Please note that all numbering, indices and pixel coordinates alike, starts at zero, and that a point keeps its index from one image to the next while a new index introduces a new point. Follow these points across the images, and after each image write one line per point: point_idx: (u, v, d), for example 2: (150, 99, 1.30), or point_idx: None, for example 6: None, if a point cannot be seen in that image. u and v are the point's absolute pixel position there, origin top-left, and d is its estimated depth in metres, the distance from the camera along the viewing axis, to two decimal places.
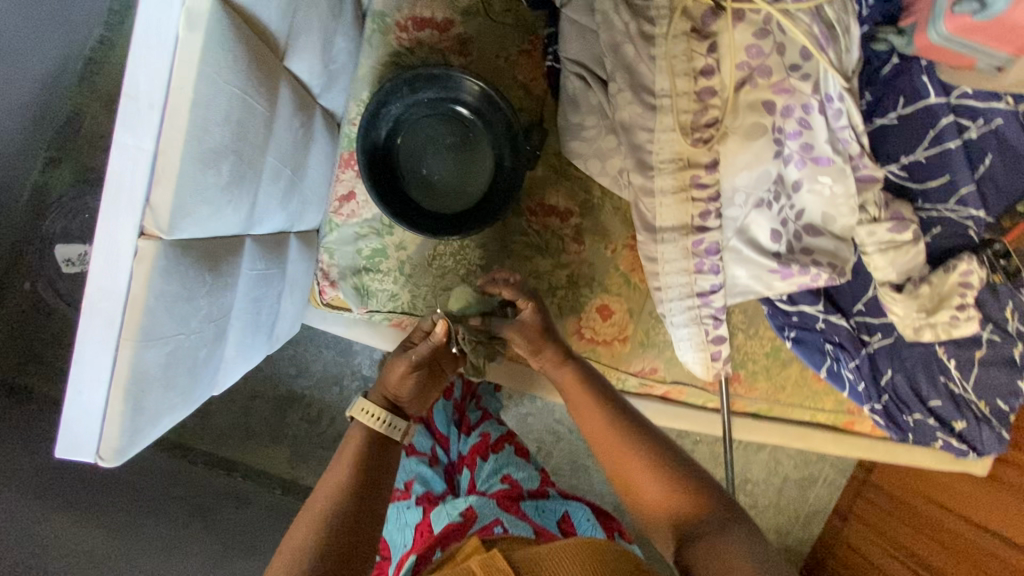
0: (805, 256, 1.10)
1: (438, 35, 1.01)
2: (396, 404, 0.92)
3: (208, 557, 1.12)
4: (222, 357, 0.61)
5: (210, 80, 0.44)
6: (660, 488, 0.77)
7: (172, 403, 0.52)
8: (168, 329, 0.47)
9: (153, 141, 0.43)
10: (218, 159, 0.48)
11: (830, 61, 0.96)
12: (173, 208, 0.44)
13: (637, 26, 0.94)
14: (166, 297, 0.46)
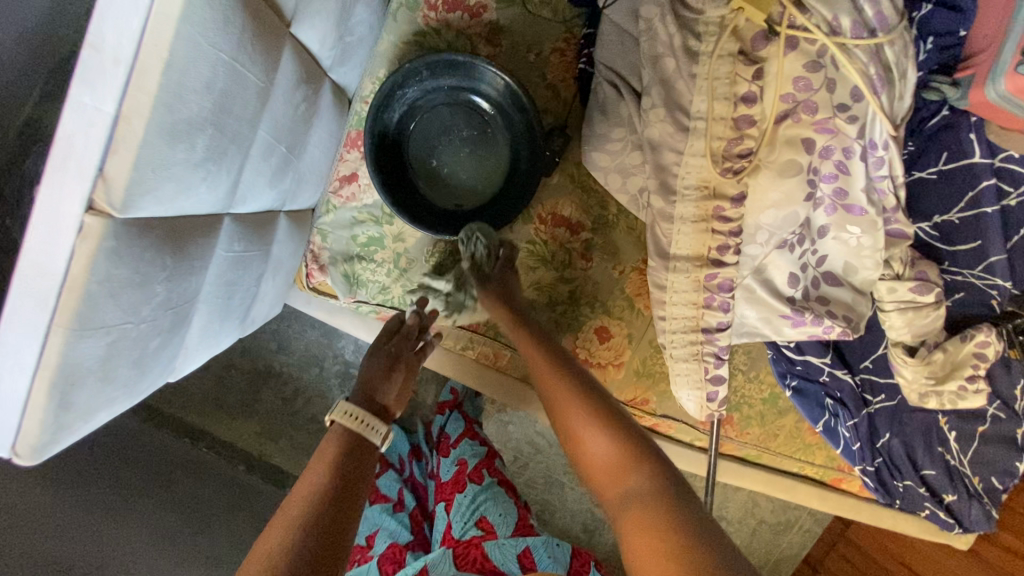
0: (820, 306, 1.05)
1: (468, 20, 0.94)
2: (378, 400, 0.83)
3: (159, 531, 1.10)
4: (182, 344, 0.56)
5: (192, 44, 0.40)
6: (601, 441, 0.69)
7: (111, 395, 0.47)
8: (112, 317, 0.43)
9: (115, 104, 0.38)
10: (192, 132, 0.43)
11: (883, 104, 0.88)
12: (129, 183, 0.40)
13: (682, 39, 0.87)
14: (111, 282, 0.42)
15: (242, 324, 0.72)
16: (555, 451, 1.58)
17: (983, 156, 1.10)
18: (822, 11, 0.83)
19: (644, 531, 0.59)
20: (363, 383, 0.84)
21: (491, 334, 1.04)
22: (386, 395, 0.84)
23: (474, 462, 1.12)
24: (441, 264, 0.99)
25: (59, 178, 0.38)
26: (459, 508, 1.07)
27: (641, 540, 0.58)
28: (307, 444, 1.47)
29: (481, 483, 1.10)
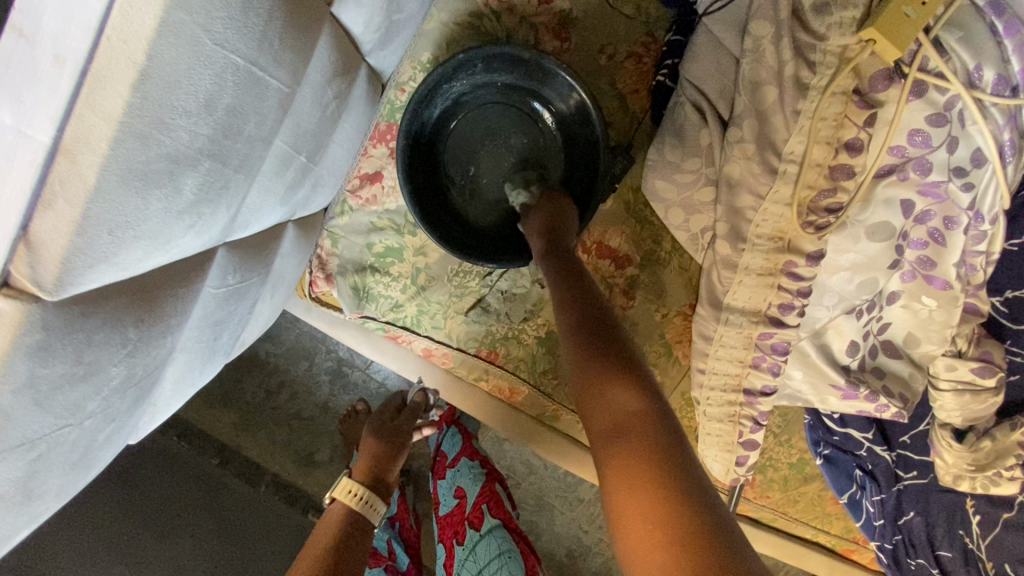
0: (876, 379, 0.93)
1: (535, 6, 0.79)
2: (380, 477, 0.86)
3: (116, 536, 1.03)
4: (148, 408, 0.42)
5: (188, 44, 0.27)
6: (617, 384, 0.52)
7: (30, 514, 0.32)
8: (37, 429, 0.29)
9: (54, 130, 0.25)
10: (177, 171, 0.30)
11: (1007, 176, 0.74)
12: (70, 250, 0.26)
13: (791, 67, 0.72)
14: (37, 387, 0.27)
15: (229, 352, 0.59)
16: (551, 473, 1.45)
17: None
18: (962, 57, 0.70)
19: (638, 503, 0.44)
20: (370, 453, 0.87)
21: (511, 368, 0.91)
22: (390, 469, 0.87)
23: (473, 495, 0.99)
24: (465, 286, 0.88)
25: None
26: (463, 567, 0.95)
27: (630, 509, 0.44)
28: (287, 440, 1.35)
29: (481, 528, 0.96)
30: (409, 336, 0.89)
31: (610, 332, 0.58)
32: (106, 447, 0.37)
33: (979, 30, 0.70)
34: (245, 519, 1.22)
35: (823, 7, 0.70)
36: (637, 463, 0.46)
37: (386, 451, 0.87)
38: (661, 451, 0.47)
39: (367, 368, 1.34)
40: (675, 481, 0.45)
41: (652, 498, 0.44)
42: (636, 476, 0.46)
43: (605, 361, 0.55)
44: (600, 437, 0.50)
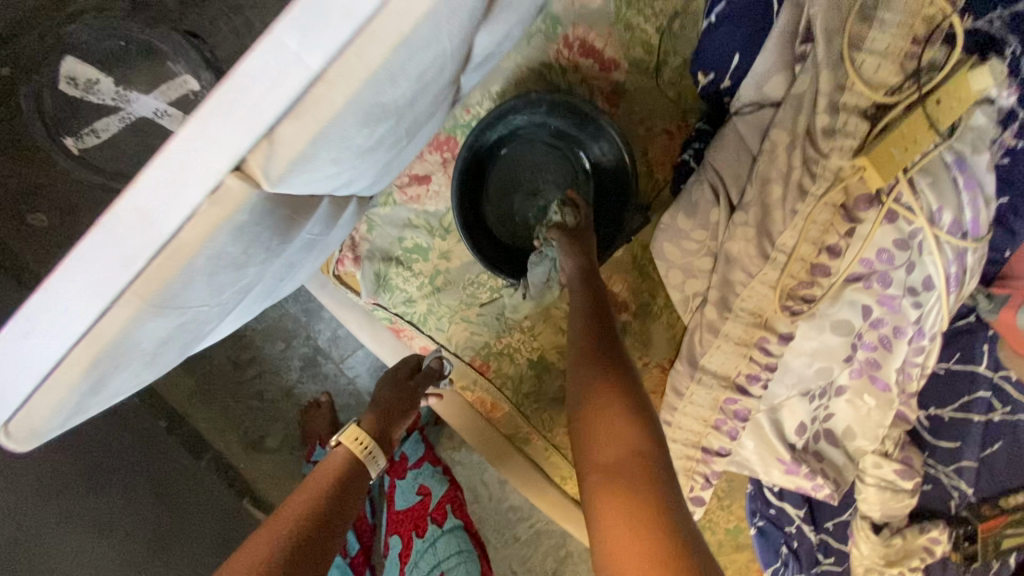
0: (815, 461, 1.04)
1: (597, 71, 0.93)
2: (387, 432, 0.81)
3: (43, 480, 0.93)
4: (225, 321, 0.49)
5: (435, 26, 0.34)
6: (620, 417, 0.63)
7: (134, 366, 0.40)
8: (193, 297, 0.38)
9: (322, 65, 0.32)
10: (377, 118, 0.38)
11: (950, 302, 0.87)
12: (295, 155, 0.34)
13: (797, 173, 0.86)
14: (218, 258, 0.36)
15: (276, 295, 0.63)
16: (494, 504, 1.45)
17: (989, 366, 1.06)
18: (929, 197, 0.84)
19: (637, 532, 0.53)
20: (377, 412, 0.81)
21: (497, 383, 0.98)
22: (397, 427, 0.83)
23: (438, 495, 1.03)
24: (476, 296, 0.93)
25: (212, 124, 0.32)
26: (420, 559, 0.98)
27: (630, 527, 0.53)
28: (243, 418, 1.35)
29: (444, 524, 1.00)
30: (413, 331, 0.94)
31: (624, 364, 0.69)
32: (191, 339, 0.45)
33: (946, 181, 0.84)
34: (181, 490, 1.17)
35: (831, 132, 0.83)
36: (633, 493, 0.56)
37: (394, 414, 0.81)
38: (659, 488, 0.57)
39: (341, 363, 1.36)
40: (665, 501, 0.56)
41: (642, 509, 0.55)
42: (632, 512, 0.54)
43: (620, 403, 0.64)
44: (601, 471, 0.60)
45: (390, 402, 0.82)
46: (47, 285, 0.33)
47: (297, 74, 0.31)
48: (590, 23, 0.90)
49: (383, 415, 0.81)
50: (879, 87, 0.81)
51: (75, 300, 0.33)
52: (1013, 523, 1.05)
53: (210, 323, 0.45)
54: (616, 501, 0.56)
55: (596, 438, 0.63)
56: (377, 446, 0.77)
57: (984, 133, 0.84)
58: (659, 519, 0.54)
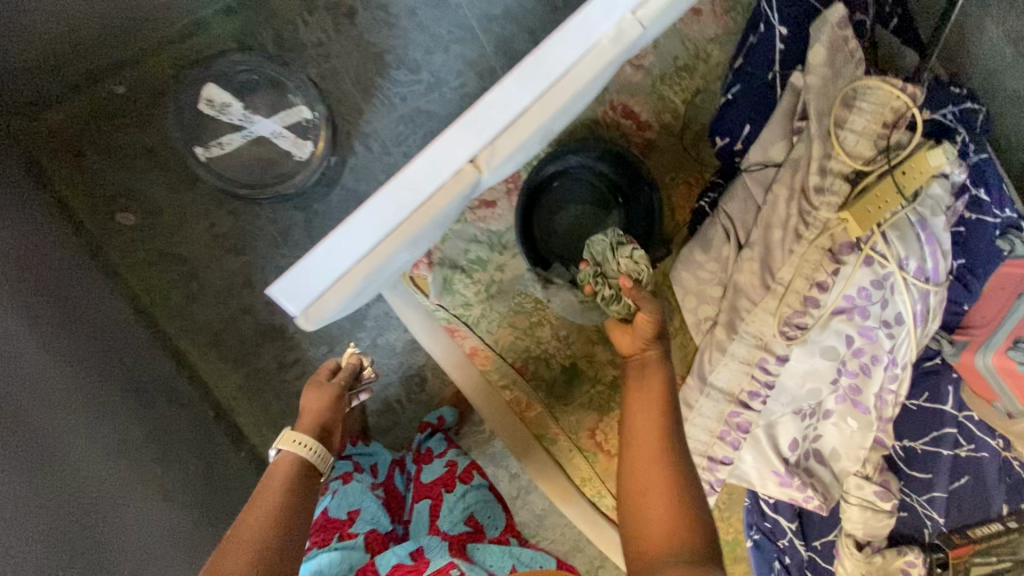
0: (806, 475, 1.17)
1: (633, 129, 1.15)
2: (322, 431, 0.91)
3: (118, 446, 1.04)
4: (399, 268, 0.74)
5: (583, 85, 0.63)
6: (669, 506, 0.74)
7: (369, 281, 0.65)
8: (417, 237, 0.64)
9: (528, 101, 0.60)
10: (537, 133, 0.66)
11: (916, 336, 1.07)
12: (503, 150, 0.61)
13: (794, 221, 1.06)
14: (440, 211, 0.63)
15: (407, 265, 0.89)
16: None
17: (954, 406, 1.24)
18: (898, 247, 1.04)
19: None
20: (314, 415, 0.92)
21: (533, 384, 1.13)
22: (331, 422, 0.93)
23: (464, 463, 1.17)
24: (523, 306, 1.10)
25: (462, 132, 0.59)
26: (451, 509, 1.08)
27: None
28: (278, 415, 1.43)
29: (471, 482, 1.14)
30: (466, 331, 1.09)
31: (678, 454, 0.79)
32: (389, 270, 0.70)
33: (911, 235, 1.05)
34: (226, 475, 1.27)
35: (821, 189, 1.04)
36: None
37: (325, 413, 0.93)
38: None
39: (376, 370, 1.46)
40: None
41: None
42: None
43: (669, 501, 0.75)
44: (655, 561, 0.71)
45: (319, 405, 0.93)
46: (343, 226, 0.58)
47: (503, 122, 0.59)
48: (631, 92, 1.13)
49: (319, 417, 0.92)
50: (856, 157, 1.03)
51: (357, 239, 0.59)
52: (982, 552, 1.19)
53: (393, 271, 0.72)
54: None
55: (648, 525, 0.74)
56: (322, 446, 0.87)
57: (941, 201, 1.06)
58: None
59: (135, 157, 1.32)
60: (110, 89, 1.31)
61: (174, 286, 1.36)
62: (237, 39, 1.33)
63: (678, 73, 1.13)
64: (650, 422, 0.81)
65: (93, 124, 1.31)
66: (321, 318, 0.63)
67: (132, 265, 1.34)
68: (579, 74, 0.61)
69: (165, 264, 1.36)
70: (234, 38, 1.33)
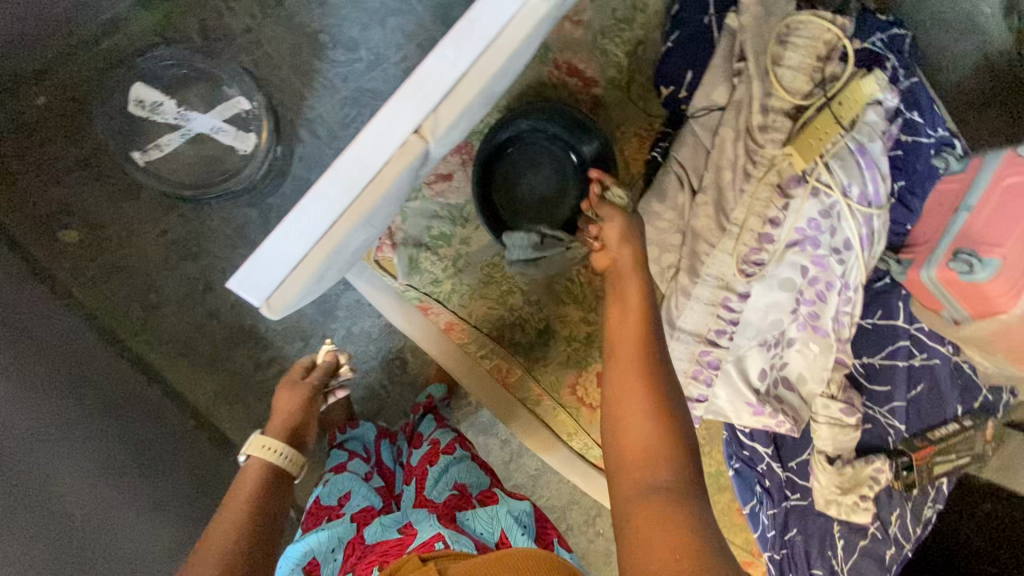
0: (777, 402, 1.21)
1: (581, 86, 1.15)
2: (293, 434, 1.07)
3: (98, 465, 1.03)
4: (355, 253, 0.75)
5: (518, 44, 0.64)
6: (651, 428, 0.68)
7: (324, 268, 0.66)
8: (366, 219, 0.66)
9: (466, 66, 0.60)
10: (478, 101, 0.67)
11: (864, 259, 1.13)
12: (447, 120, 0.62)
13: (742, 162, 1.09)
14: (390, 191, 0.64)
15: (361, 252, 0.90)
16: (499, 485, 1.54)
17: (905, 319, 1.30)
18: (841, 176, 1.09)
19: (664, 553, 0.59)
20: (286, 414, 1.09)
21: (511, 350, 1.15)
22: (300, 422, 1.09)
23: (447, 439, 1.21)
24: (491, 275, 1.11)
25: (402, 104, 0.60)
26: (435, 480, 1.10)
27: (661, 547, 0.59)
28: (261, 417, 1.40)
29: (453, 454, 1.16)
30: (438, 308, 1.11)
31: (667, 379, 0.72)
32: (344, 257, 0.71)
33: (852, 163, 1.09)
34: (216, 480, 1.26)
35: (765, 127, 1.08)
36: (669, 512, 0.61)
37: (299, 411, 1.09)
38: (692, 512, 0.62)
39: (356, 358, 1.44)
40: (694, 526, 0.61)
41: (674, 525, 0.60)
42: (662, 535, 0.60)
43: (653, 425, 0.68)
44: (635, 488, 0.65)
45: (288, 406, 1.10)
46: (295, 212, 0.59)
47: (445, 86, 0.60)
48: (574, 50, 1.13)
49: (291, 425, 1.06)
50: (795, 93, 1.07)
51: (309, 226, 0.60)
52: (940, 450, 1.29)
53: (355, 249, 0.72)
54: (646, 520, 0.61)
55: (628, 448, 0.68)
56: (288, 449, 1.01)
57: (877, 127, 1.11)
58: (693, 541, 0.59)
59: (68, 170, 1.27)
60: (31, 101, 1.25)
61: (131, 299, 1.32)
62: (159, 33, 1.27)
63: (618, 25, 1.13)
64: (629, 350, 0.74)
65: (21, 141, 1.25)
66: (285, 305, 0.64)
67: (83, 283, 1.30)
68: (512, 33, 0.62)
69: (119, 278, 1.31)
70: (155, 32, 1.27)
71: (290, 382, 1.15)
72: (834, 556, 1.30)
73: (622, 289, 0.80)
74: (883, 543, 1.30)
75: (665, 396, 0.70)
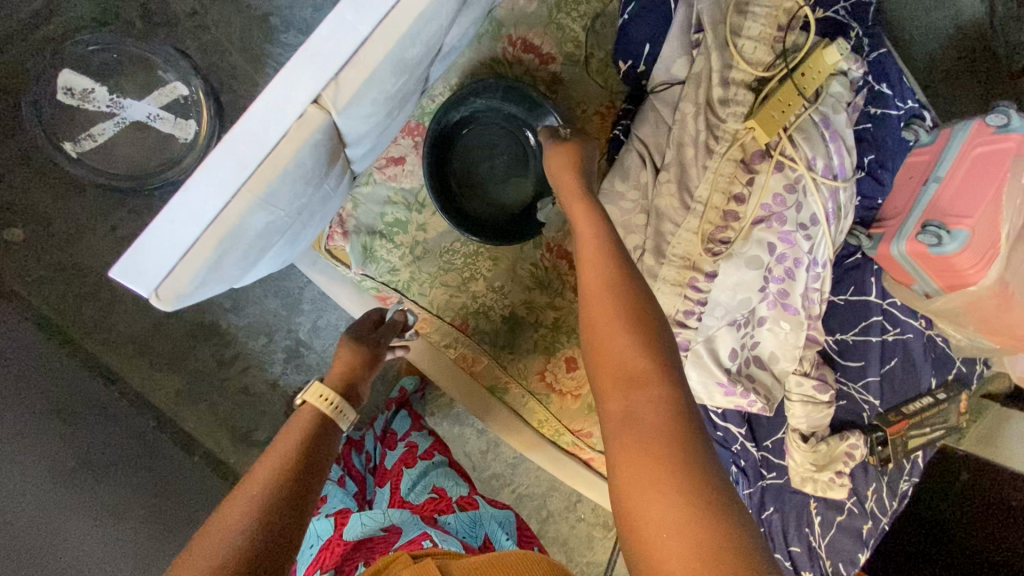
0: (748, 382, 1.19)
1: (537, 64, 1.12)
2: (350, 389, 0.89)
3: (49, 471, 0.99)
4: (267, 241, 0.74)
5: (425, 15, 0.62)
6: (631, 350, 0.63)
7: (227, 254, 0.65)
8: (268, 204, 0.65)
9: (366, 35, 0.59)
10: (388, 76, 0.66)
11: (831, 234, 1.10)
12: (348, 91, 0.61)
13: (704, 137, 1.06)
14: (291, 172, 0.63)
15: (287, 246, 0.89)
16: (477, 475, 1.52)
17: (877, 295, 1.28)
18: (806, 150, 1.07)
19: (650, 476, 0.54)
20: (344, 367, 0.91)
21: (475, 339, 1.12)
22: (361, 379, 0.91)
23: (425, 445, 1.19)
24: (451, 263, 1.08)
25: (296, 74, 0.59)
26: (412, 485, 1.09)
27: (645, 468, 0.54)
28: (228, 415, 1.37)
29: (432, 459, 1.15)
30: (397, 297, 1.08)
31: (641, 303, 0.67)
32: (251, 244, 0.70)
33: (816, 135, 1.07)
34: (182, 481, 1.23)
35: (726, 101, 1.05)
36: (651, 432, 0.57)
37: (358, 367, 0.91)
38: (678, 431, 0.57)
39: (323, 353, 1.39)
40: (686, 446, 0.55)
41: (657, 445, 0.55)
42: (646, 459, 0.55)
43: (628, 348, 0.63)
44: (615, 416, 0.60)
45: (352, 356, 0.92)
46: (182, 191, 0.58)
47: (344, 53, 0.59)
48: (529, 25, 1.09)
49: (348, 376, 0.89)
50: (757, 64, 1.04)
51: (201, 205, 0.59)
52: (914, 424, 1.28)
53: (267, 231, 0.71)
54: (627, 446, 0.57)
55: (605, 375, 0.63)
56: (343, 402, 0.85)
57: (841, 97, 1.09)
58: (678, 459, 0.54)
59: (7, 166, 1.21)
60: None
61: (83, 299, 1.27)
62: (96, 18, 1.21)
63: None
64: (598, 284, 0.70)
65: None
66: (177, 295, 0.62)
67: (31, 283, 1.25)
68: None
69: (68, 278, 1.26)
70: (91, 18, 1.21)
71: (358, 329, 0.97)
72: (811, 533, 1.30)
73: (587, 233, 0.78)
74: (860, 518, 1.30)
75: (640, 317, 0.66)
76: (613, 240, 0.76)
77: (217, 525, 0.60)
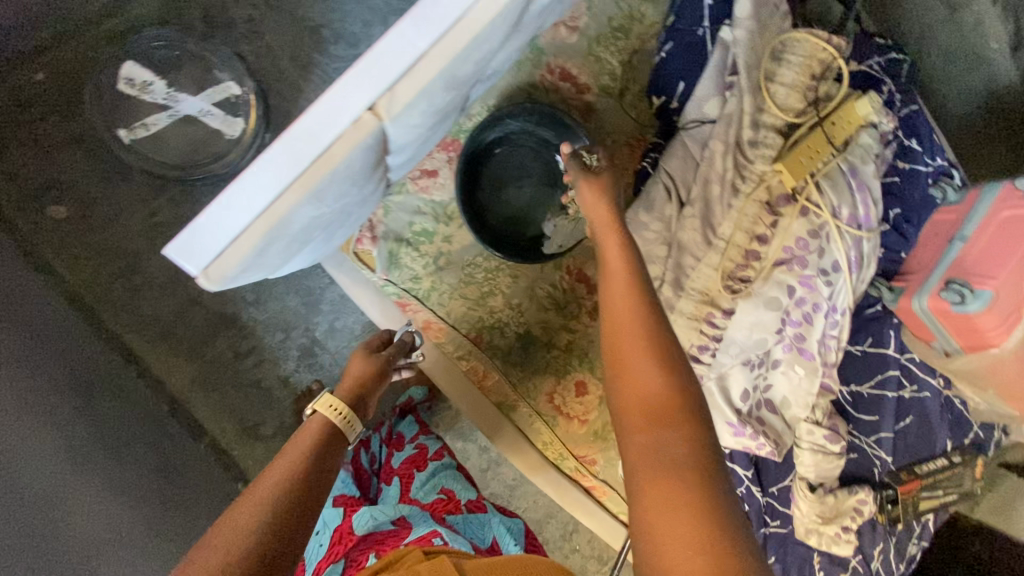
0: (758, 424, 1.17)
1: (573, 92, 1.15)
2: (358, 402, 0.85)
3: (64, 441, 1.01)
4: (305, 236, 0.76)
5: (480, 33, 0.67)
6: (655, 380, 0.64)
7: (270, 244, 0.67)
8: (316, 200, 0.67)
9: (424, 46, 0.64)
10: (439, 87, 0.70)
11: (852, 282, 1.11)
12: (404, 97, 0.65)
13: (731, 176, 1.08)
14: (341, 172, 0.66)
15: (319, 247, 0.91)
16: None
17: (895, 348, 1.25)
18: (831, 197, 1.08)
19: (672, 509, 0.54)
20: (354, 380, 0.88)
21: (488, 354, 1.13)
22: (368, 398, 0.87)
23: (434, 447, 1.20)
24: (472, 276, 1.10)
25: (358, 78, 0.62)
26: (422, 485, 1.10)
27: (668, 502, 0.55)
28: (237, 406, 1.38)
29: (441, 461, 1.16)
30: (416, 305, 1.10)
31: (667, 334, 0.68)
32: (291, 238, 0.71)
33: (842, 184, 1.09)
34: (186, 468, 1.24)
35: (755, 142, 1.07)
36: (675, 465, 0.57)
37: (368, 380, 0.88)
38: (702, 465, 0.58)
39: (336, 354, 1.41)
40: (708, 481, 0.57)
41: (682, 478, 0.56)
42: (671, 491, 0.55)
43: (652, 379, 0.64)
44: (638, 445, 0.61)
45: (359, 373, 0.88)
46: (239, 182, 0.60)
47: (405, 62, 0.63)
48: (568, 55, 1.14)
49: (356, 392, 0.85)
50: (788, 110, 1.07)
51: (255, 195, 0.61)
52: (925, 484, 1.25)
53: (308, 227, 0.73)
54: (651, 478, 0.57)
55: (627, 404, 0.64)
56: (355, 416, 0.80)
57: (870, 149, 1.11)
58: (702, 494, 0.55)
59: (60, 146, 1.28)
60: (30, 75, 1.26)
61: (114, 279, 1.32)
62: (162, 17, 1.28)
63: (614, 34, 1.14)
64: (625, 313, 0.70)
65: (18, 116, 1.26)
66: (223, 278, 0.63)
67: (67, 259, 1.30)
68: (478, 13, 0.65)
69: (103, 257, 1.31)
70: (157, 17, 1.28)
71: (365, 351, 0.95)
72: None
73: (614, 257, 0.79)
74: None
75: (665, 348, 0.66)
76: (640, 270, 0.76)
77: (228, 523, 0.58)
